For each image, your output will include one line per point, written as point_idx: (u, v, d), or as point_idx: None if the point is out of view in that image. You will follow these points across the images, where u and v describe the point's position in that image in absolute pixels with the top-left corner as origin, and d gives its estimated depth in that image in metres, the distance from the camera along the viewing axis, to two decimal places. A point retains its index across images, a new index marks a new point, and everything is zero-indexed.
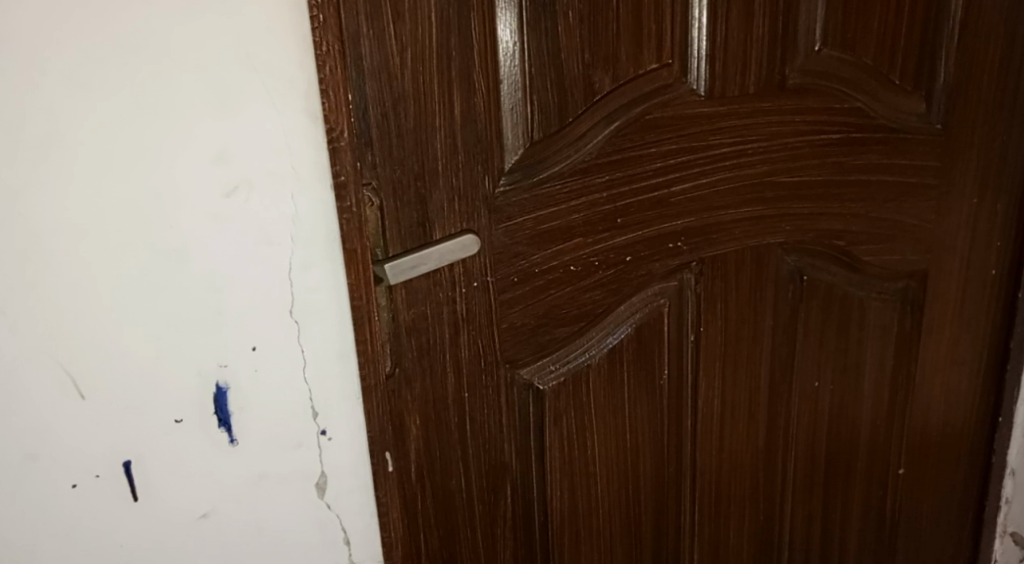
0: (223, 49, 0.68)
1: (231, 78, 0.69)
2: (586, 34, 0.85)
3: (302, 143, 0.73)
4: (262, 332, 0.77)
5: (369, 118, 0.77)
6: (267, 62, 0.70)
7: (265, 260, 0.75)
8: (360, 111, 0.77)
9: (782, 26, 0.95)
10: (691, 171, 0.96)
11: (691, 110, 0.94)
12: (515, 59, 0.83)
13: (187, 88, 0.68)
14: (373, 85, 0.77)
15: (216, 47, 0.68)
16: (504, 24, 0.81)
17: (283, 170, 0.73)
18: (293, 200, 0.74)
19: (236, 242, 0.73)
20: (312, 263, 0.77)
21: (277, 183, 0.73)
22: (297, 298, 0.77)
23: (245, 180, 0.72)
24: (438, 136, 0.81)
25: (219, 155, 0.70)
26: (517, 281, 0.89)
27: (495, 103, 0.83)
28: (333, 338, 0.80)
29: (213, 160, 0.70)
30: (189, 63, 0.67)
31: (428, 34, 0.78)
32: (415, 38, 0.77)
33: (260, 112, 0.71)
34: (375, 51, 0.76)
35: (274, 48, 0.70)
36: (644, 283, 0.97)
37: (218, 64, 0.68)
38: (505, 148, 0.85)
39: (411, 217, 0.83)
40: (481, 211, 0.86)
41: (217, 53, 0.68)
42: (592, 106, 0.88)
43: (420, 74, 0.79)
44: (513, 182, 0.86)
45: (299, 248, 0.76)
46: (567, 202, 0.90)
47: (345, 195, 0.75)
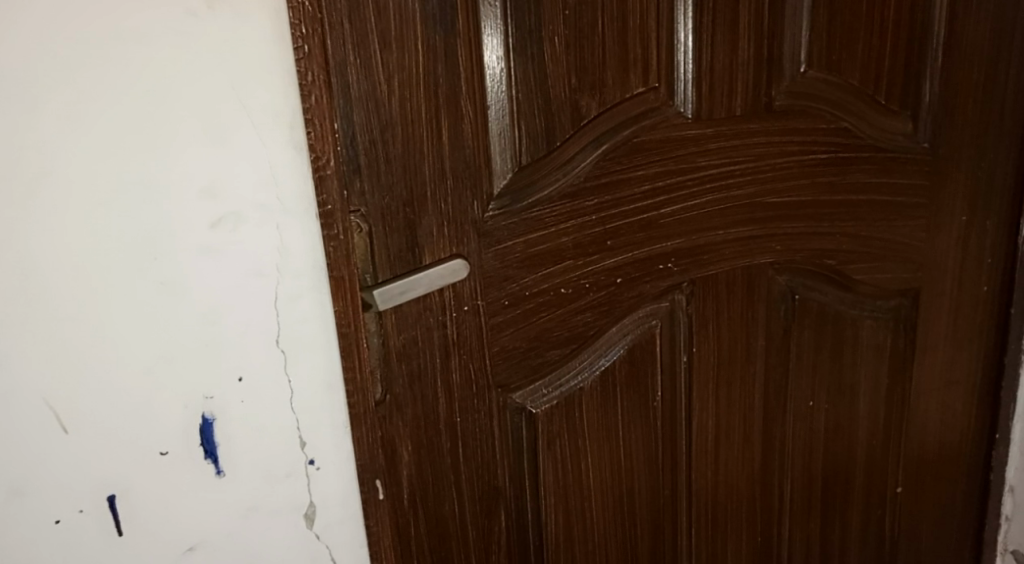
0: (210, 81, 0.69)
1: (218, 109, 0.70)
2: (573, 59, 0.86)
3: (289, 172, 0.74)
4: (249, 362, 0.77)
5: (358, 146, 0.78)
6: (254, 94, 0.71)
7: (253, 289, 0.75)
8: (348, 138, 0.77)
9: (767, 49, 0.96)
10: (681, 193, 0.96)
11: (680, 132, 0.94)
12: (503, 85, 0.84)
13: (176, 119, 0.68)
14: (361, 113, 0.77)
15: (203, 79, 0.69)
16: (490, 51, 0.82)
17: (271, 200, 0.74)
18: (281, 229, 0.75)
19: (225, 271, 0.73)
20: (300, 291, 0.77)
21: (265, 212, 0.74)
22: (285, 327, 0.77)
23: (232, 210, 0.72)
24: (426, 162, 0.82)
25: (207, 184, 0.71)
26: (507, 305, 0.89)
27: (483, 129, 0.84)
28: (321, 367, 0.80)
29: (201, 189, 0.71)
30: (177, 95, 0.68)
31: (416, 62, 0.79)
32: (402, 66, 0.78)
33: (248, 144, 0.71)
34: (363, 80, 0.77)
35: (262, 80, 0.71)
36: (635, 305, 0.97)
37: (206, 95, 0.69)
38: (493, 172, 0.86)
39: (401, 244, 0.83)
40: (471, 235, 0.86)
41: (204, 84, 0.69)
42: (580, 130, 0.89)
43: (408, 101, 0.80)
44: (502, 207, 0.87)
45: (287, 277, 0.76)
46: (557, 225, 0.90)
47: (331, 223, 0.75)
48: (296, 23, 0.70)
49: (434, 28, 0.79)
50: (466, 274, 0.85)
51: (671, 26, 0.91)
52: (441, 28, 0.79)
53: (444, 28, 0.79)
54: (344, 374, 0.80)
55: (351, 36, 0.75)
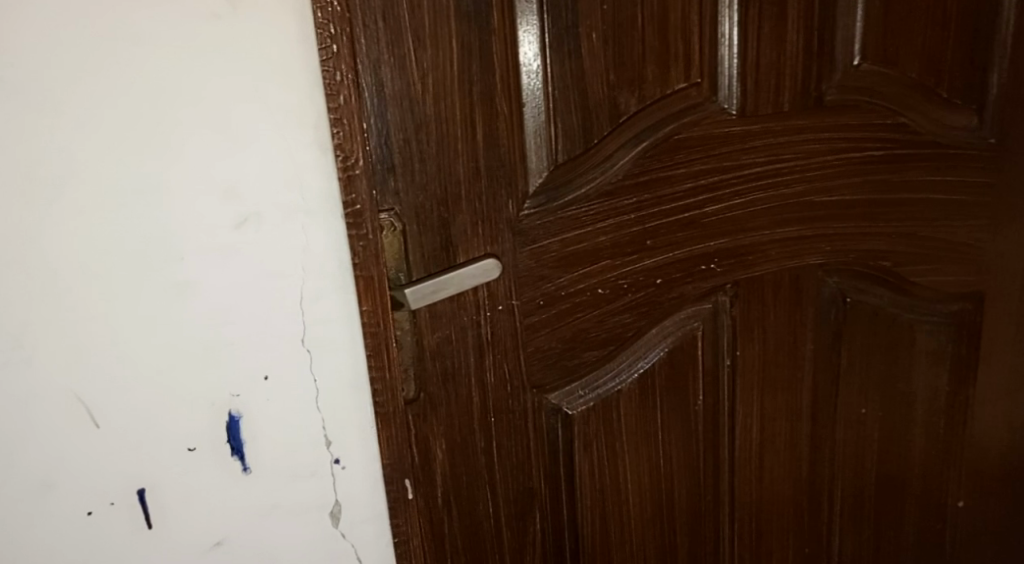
0: (231, 81, 0.69)
1: (241, 110, 0.70)
2: (612, 55, 0.85)
3: (312, 173, 0.74)
4: (274, 362, 0.78)
5: (393, 144, 0.78)
6: (277, 95, 0.71)
7: (277, 289, 0.76)
8: (375, 139, 0.77)
9: (816, 42, 0.93)
10: (724, 192, 0.94)
11: (723, 129, 0.92)
12: (540, 82, 0.83)
13: (197, 120, 0.69)
14: (395, 112, 0.77)
15: (225, 81, 0.69)
16: (527, 48, 0.81)
17: (294, 201, 0.74)
18: (304, 230, 0.75)
19: (247, 271, 0.74)
20: (326, 291, 0.78)
21: (288, 213, 0.74)
22: (309, 328, 0.78)
23: (255, 211, 0.73)
24: (460, 160, 0.82)
25: (228, 185, 0.72)
26: (543, 305, 0.89)
27: (517, 127, 0.83)
28: (347, 369, 0.81)
29: (222, 190, 0.71)
30: (199, 96, 0.69)
31: (451, 59, 0.79)
32: (437, 64, 0.78)
33: (270, 145, 0.72)
34: (395, 78, 0.76)
35: (286, 82, 0.71)
36: (676, 306, 0.95)
37: (229, 96, 0.70)
38: (529, 171, 0.85)
39: (435, 243, 0.83)
40: (505, 234, 0.86)
41: (228, 85, 0.69)
42: (618, 127, 0.87)
43: (441, 99, 0.79)
44: (535, 208, 0.86)
45: (312, 278, 0.77)
46: (594, 225, 0.89)
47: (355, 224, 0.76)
48: (324, 22, 0.70)
49: (469, 25, 0.78)
50: (498, 274, 0.84)
51: (714, 20, 0.89)
52: (477, 25, 0.79)
53: (480, 25, 0.79)
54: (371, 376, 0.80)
55: (383, 34, 0.75)
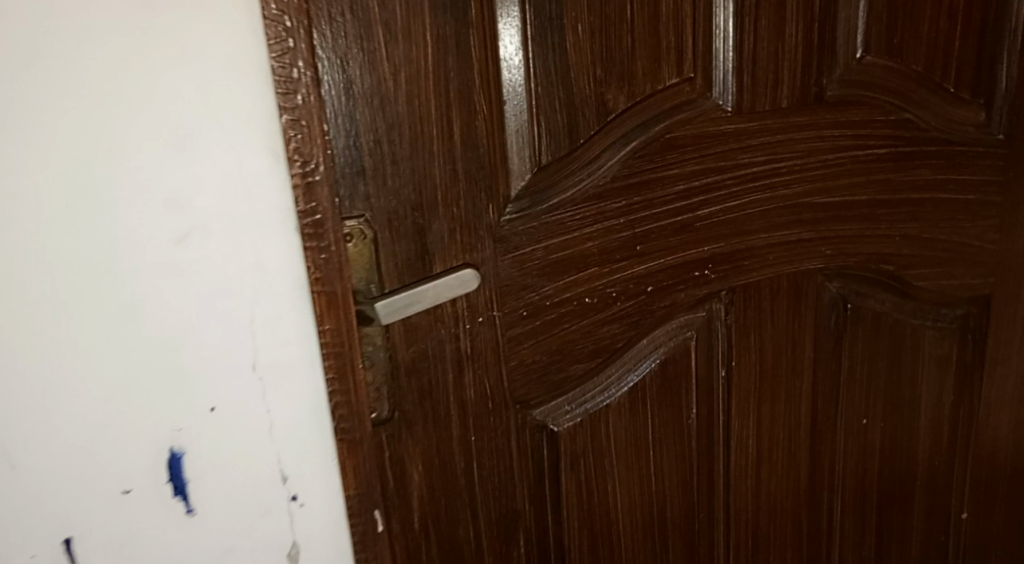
0: (172, 82, 0.64)
1: (184, 114, 0.65)
2: (600, 47, 0.79)
3: (263, 184, 0.69)
4: (223, 390, 0.72)
5: (362, 147, 0.72)
6: (225, 97, 0.66)
7: (226, 311, 0.70)
8: (338, 145, 0.71)
9: (817, 34, 0.88)
10: (720, 194, 0.88)
11: (718, 127, 0.86)
12: (522, 76, 0.77)
13: (137, 124, 0.63)
14: (365, 111, 0.72)
15: (167, 81, 0.63)
16: (507, 39, 0.76)
17: (243, 214, 0.68)
18: (255, 246, 0.70)
19: (195, 289, 0.68)
20: (281, 312, 0.72)
21: (237, 227, 0.68)
22: (262, 352, 0.72)
23: (199, 226, 0.67)
24: (436, 163, 0.76)
25: (172, 195, 0.66)
26: (526, 315, 0.83)
27: (498, 126, 0.78)
28: (305, 396, 0.75)
29: (165, 201, 0.66)
30: (139, 97, 0.63)
31: (425, 53, 0.73)
32: (410, 58, 0.72)
33: (217, 152, 0.66)
34: (363, 74, 0.71)
35: (234, 83, 0.66)
36: (668, 315, 0.90)
37: (169, 98, 0.64)
38: (511, 173, 0.80)
39: (409, 251, 0.77)
40: (486, 241, 0.80)
41: (169, 86, 0.64)
42: (606, 126, 0.82)
43: (415, 96, 0.73)
44: (513, 218, 0.81)
45: (264, 298, 0.71)
46: (581, 230, 0.83)
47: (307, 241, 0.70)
48: (279, 14, 0.65)
49: (444, 15, 0.72)
50: (476, 285, 0.78)
51: (708, 11, 0.83)
52: (454, 14, 0.73)
53: (458, 14, 0.73)
54: (333, 400, 0.75)
55: (349, 27, 0.69)
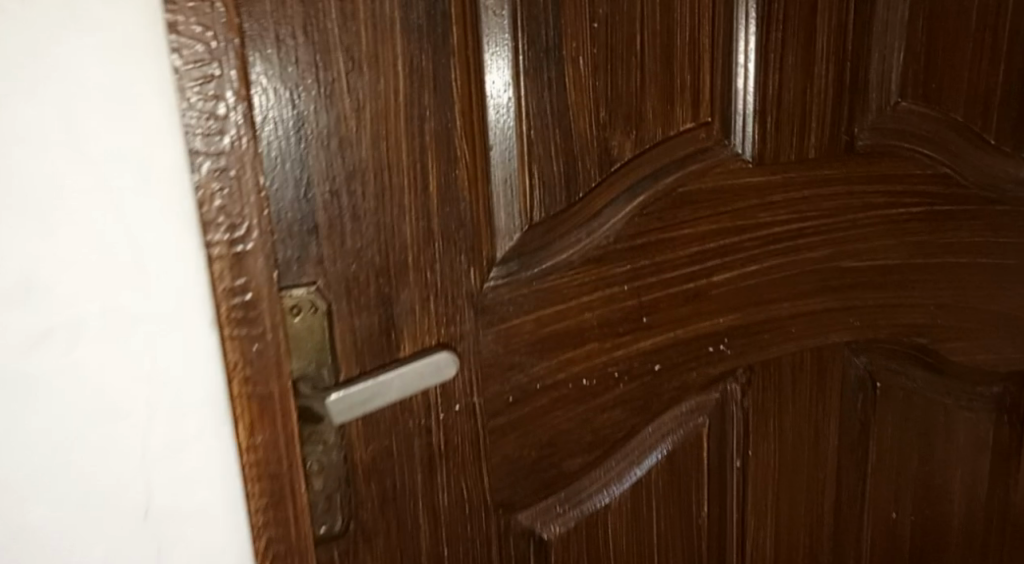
0: (37, 128, 0.49)
1: (53, 169, 0.49)
2: (604, 83, 0.66)
3: (164, 261, 0.53)
4: (99, 529, 0.55)
5: (314, 200, 0.59)
6: (114, 148, 0.51)
7: (107, 426, 0.54)
8: (281, 196, 0.58)
9: (849, 74, 0.76)
10: (738, 256, 0.76)
11: (737, 180, 0.74)
12: (513, 116, 0.64)
13: None
14: (318, 156, 0.58)
15: (41, 116, 0.49)
16: (493, 72, 0.63)
17: (133, 300, 0.53)
18: (151, 341, 0.54)
19: (62, 397, 0.52)
20: (187, 423, 0.56)
21: (124, 317, 0.53)
22: (157, 478, 0.56)
23: (70, 317, 0.52)
24: (407, 219, 0.63)
25: (30, 277, 0.50)
26: (512, 402, 0.69)
27: (482, 176, 0.65)
28: (219, 529, 0.59)
29: (19, 285, 0.50)
30: None
31: (393, 85, 0.60)
32: (376, 92, 0.59)
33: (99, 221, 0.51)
34: (314, 111, 0.58)
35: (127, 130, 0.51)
36: (677, 398, 0.77)
37: (31, 149, 0.49)
38: (496, 231, 0.66)
39: (373, 324, 0.63)
40: (465, 313, 0.66)
41: (32, 133, 0.48)
42: (610, 177, 0.69)
43: (383, 137, 0.60)
44: (497, 286, 0.67)
45: (162, 407, 0.55)
46: (578, 299, 0.70)
47: (232, 326, 0.55)
48: (202, 30, 0.50)
49: (416, 40, 0.60)
50: (452, 373, 0.64)
51: (728, 45, 0.71)
52: (429, 39, 0.60)
53: (435, 40, 0.60)
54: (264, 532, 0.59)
55: (298, 51, 0.56)
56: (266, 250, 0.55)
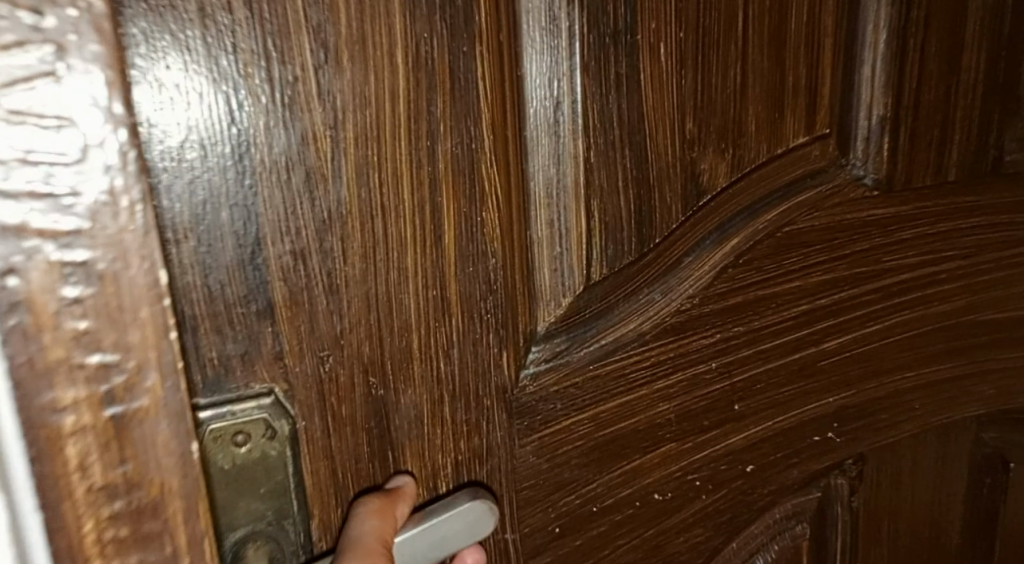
0: None
1: None
2: (692, 81, 0.46)
3: None
4: None
5: (265, 264, 0.39)
6: None
7: None
8: (213, 260, 0.38)
9: (1002, 65, 0.56)
10: (856, 315, 0.55)
11: (860, 212, 0.54)
12: (564, 131, 0.44)
13: None
14: (271, 195, 0.38)
15: None
16: (531, 65, 0.43)
17: None
18: None
19: None
20: None
21: None
22: None
23: None
24: (413, 290, 0.42)
25: None
26: (559, 534, 0.49)
27: (520, 220, 0.44)
28: None
29: None
30: None
31: (388, 87, 0.39)
32: (360, 97, 0.39)
33: None
34: (266, 127, 0.37)
35: None
36: (771, 505, 0.57)
37: None
38: (537, 296, 0.46)
39: (361, 443, 0.43)
40: (494, 418, 0.45)
41: None
42: (696, 216, 0.48)
43: (373, 167, 0.40)
44: (537, 377, 0.46)
45: None
46: (650, 386, 0.49)
47: (111, 546, 0.31)
48: None
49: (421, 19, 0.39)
50: (489, 528, 0.44)
51: (852, 27, 0.51)
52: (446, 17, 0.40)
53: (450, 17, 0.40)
54: None
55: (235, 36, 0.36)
56: (177, 408, 0.31)
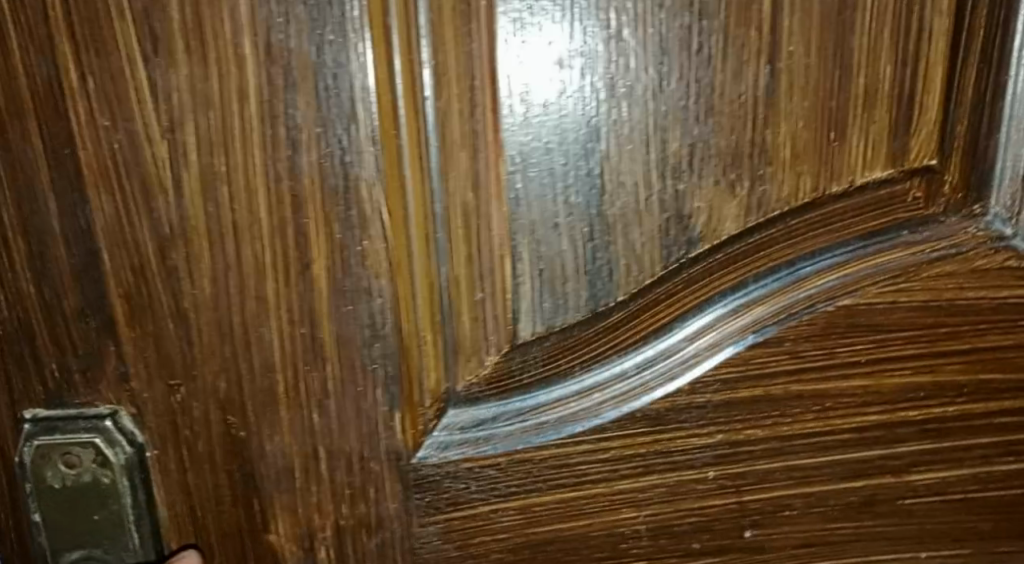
0: None
1: None
2: (680, 84, 0.32)
3: None
4: None
5: (101, 277, 0.34)
6: None
7: None
8: (45, 265, 0.34)
9: None
10: (979, 439, 0.37)
11: (994, 292, 0.35)
12: (482, 145, 0.33)
13: None
14: (103, 202, 0.33)
15: None
16: (435, 57, 0.32)
17: None
18: None
19: None
20: None
21: None
22: None
23: None
24: (278, 324, 0.35)
25: None
26: None
27: (425, 252, 0.35)
28: None
29: None
30: None
31: (232, 83, 0.32)
32: (195, 95, 0.32)
33: None
34: (91, 126, 0.32)
35: None
36: None
37: None
38: (455, 348, 0.36)
39: (221, 485, 0.37)
40: (386, 486, 0.38)
41: None
42: (689, 272, 0.35)
43: (224, 176, 0.33)
44: (445, 448, 0.37)
45: None
46: (608, 484, 0.38)
47: None
48: None
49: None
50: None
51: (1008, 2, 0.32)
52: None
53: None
54: None
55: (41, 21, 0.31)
56: None
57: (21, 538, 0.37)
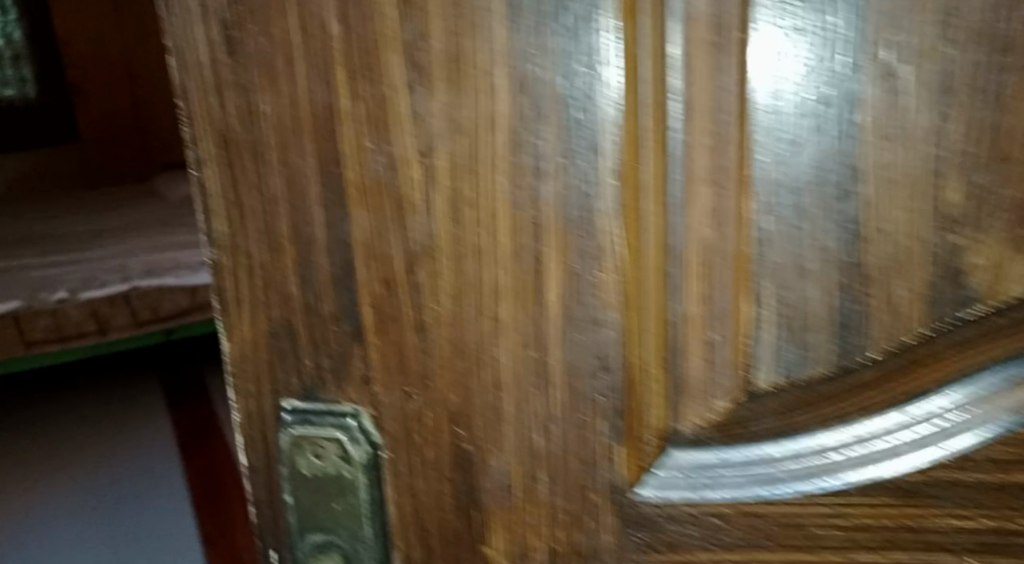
0: None
1: None
2: (971, 135, 0.31)
3: None
4: None
5: (354, 285, 0.37)
6: None
7: None
8: (309, 273, 0.37)
9: None
10: None
11: None
12: (731, 184, 0.32)
13: None
14: (360, 218, 0.35)
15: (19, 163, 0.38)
16: (688, 86, 0.31)
17: None
18: None
19: None
20: None
21: None
22: None
23: None
24: (509, 348, 0.36)
25: None
26: None
27: (660, 288, 0.34)
28: None
29: None
30: None
31: (485, 109, 0.33)
32: (452, 124, 0.33)
33: None
34: (357, 149, 0.34)
35: None
36: None
37: None
38: (685, 387, 0.35)
39: (446, 493, 0.39)
40: (602, 520, 0.37)
41: None
42: (959, 334, 0.33)
43: (472, 201, 0.34)
44: (665, 490, 0.36)
45: None
46: (843, 552, 0.35)
47: None
48: None
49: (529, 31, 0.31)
50: None
51: None
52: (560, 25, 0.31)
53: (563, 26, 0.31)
54: None
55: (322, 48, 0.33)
56: None
57: (272, 513, 0.41)
